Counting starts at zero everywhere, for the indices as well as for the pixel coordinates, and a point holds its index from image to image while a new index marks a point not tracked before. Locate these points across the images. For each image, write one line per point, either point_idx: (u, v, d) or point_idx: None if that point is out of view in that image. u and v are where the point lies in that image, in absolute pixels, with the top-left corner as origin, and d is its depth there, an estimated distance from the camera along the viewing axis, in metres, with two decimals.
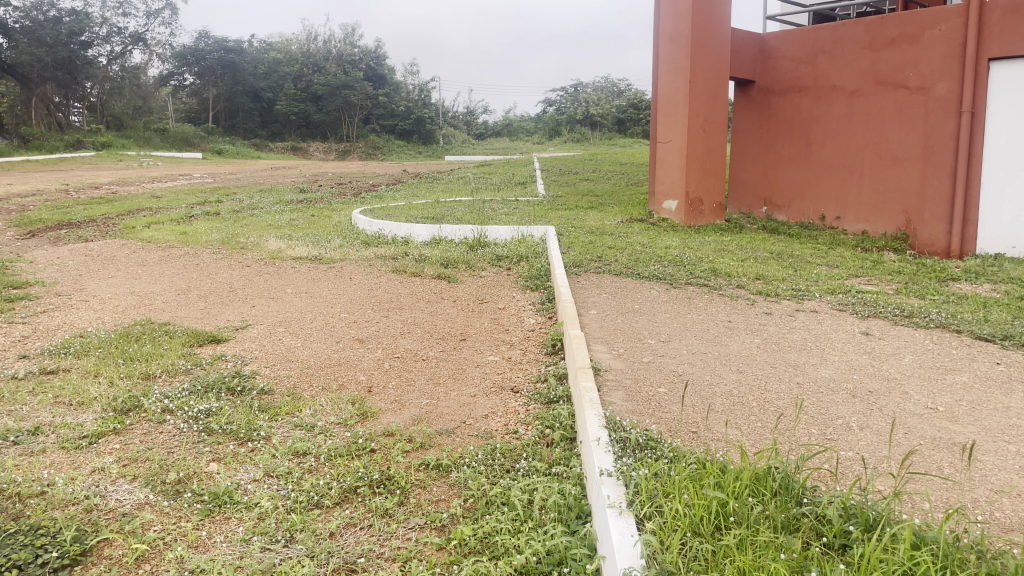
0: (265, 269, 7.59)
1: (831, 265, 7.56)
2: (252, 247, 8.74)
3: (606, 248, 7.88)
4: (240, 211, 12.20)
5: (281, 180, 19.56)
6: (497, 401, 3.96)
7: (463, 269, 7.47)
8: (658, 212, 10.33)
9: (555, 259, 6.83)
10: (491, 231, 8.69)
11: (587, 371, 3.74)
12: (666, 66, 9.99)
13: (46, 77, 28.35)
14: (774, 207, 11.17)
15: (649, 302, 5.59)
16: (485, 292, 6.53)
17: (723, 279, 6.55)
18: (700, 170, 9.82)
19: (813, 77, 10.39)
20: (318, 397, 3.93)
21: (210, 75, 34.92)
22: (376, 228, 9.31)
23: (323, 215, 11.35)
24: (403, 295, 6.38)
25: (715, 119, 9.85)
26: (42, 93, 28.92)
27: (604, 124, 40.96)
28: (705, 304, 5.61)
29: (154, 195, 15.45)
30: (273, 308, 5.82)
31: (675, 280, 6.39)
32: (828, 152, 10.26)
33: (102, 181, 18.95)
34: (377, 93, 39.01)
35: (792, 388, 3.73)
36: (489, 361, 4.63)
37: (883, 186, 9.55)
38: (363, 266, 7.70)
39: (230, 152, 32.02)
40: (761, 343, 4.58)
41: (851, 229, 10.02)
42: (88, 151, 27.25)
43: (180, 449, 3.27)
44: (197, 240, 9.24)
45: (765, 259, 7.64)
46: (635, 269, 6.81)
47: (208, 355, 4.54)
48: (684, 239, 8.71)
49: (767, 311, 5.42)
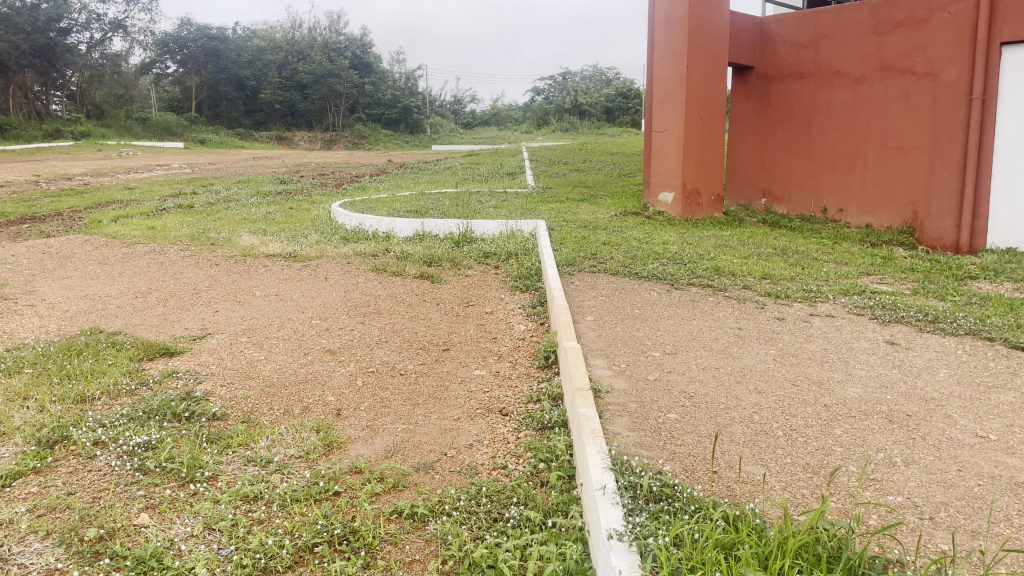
0: (234, 267, 7.07)
1: (839, 262, 7.11)
2: (223, 244, 8.21)
3: (600, 244, 7.40)
4: (216, 204, 11.63)
5: (261, 171, 19.00)
6: (483, 427, 3.47)
7: (448, 268, 6.97)
8: (653, 204, 9.84)
9: (547, 257, 6.35)
10: (477, 226, 8.20)
11: (587, 395, 3.25)
12: (661, 51, 9.48)
13: (23, 65, 27.66)
14: (773, 199, 10.72)
15: (650, 307, 5.11)
16: (471, 293, 6.03)
17: (727, 279, 6.08)
18: (697, 160, 9.34)
19: (815, 63, 9.93)
20: (279, 424, 3.43)
21: (192, 64, 34.15)
22: (356, 222, 8.79)
23: (302, 209, 10.80)
24: (382, 296, 5.88)
25: (712, 107, 9.36)
26: (20, 81, 28.23)
27: (593, 114, 40.48)
28: (710, 308, 5.14)
29: (128, 187, 14.83)
30: (238, 313, 5.31)
31: (676, 280, 5.92)
32: (830, 142, 9.80)
33: (76, 172, 18.29)
34: (362, 82, 38.34)
35: (820, 414, 3.26)
36: (474, 377, 4.14)
37: (888, 177, 9.10)
38: (340, 265, 7.19)
39: (213, 141, 31.30)
40: (778, 355, 4.12)
41: (854, 222, 9.58)
42: (66, 141, 26.54)
43: (108, 493, 2.78)
44: (165, 235, 8.70)
45: (769, 256, 7.19)
46: (632, 268, 6.33)
47: (157, 371, 4.04)
48: (683, 234, 8.23)
49: (778, 316, 4.96)
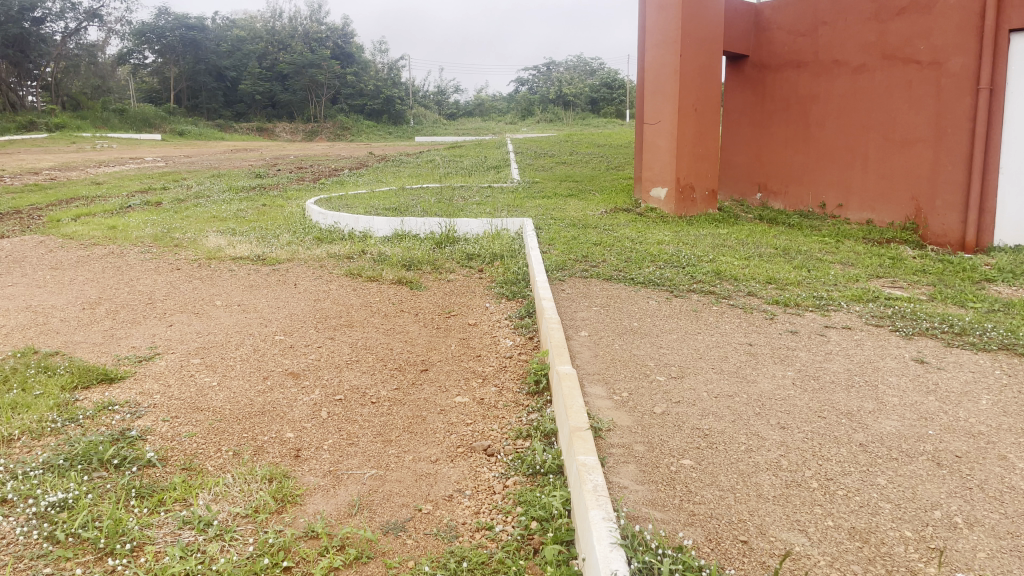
0: (196, 272, 6.53)
1: (846, 263, 6.67)
2: (188, 245, 7.67)
3: (591, 245, 6.92)
4: (185, 200, 11.04)
5: (238, 164, 18.34)
6: (464, 472, 2.98)
7: (428, 272, 6.47)
8: (645, 200, 9.35)
9: (535, 260, 5.87)
10: (460, 224, 7.70)
11: (586, 437, 2.77)
12: (653, 39, 8.99)
13: None
14: (769, 193, 10.27)
15: (649, 318, 4.64)
16: (452, 302, 5.53)
17: (730, 284, 5.62)
18: (691, 154, 8.86)
19: (813, 52, 9.48)
20: (225, 471, 2.93)
21: (170, 54, 33.35)
22: (331, 221, 8.26)
23: (276, 205, 10.25)
24: (354, 306, 5.37)
25: (706, 98, 8.88)
26: None
27: (577, 104, 40.12)
28: (715, 319, 4.67)
29: (95, 182, 14.19)
30: (194, 328, 4.80)
31: (675, 286, 5.45)
32: (829, 134, 9.36)
33: (44, 166, 17.61)
34: (344, 72, 37.60)
35: (857, 458, 2.79)
36: (455, 405, 3.65)
37: (890, 171, 8.67)
38: (311, 269, 6.67)
39: (192, 133, 30.54)
40: (796, 378, 3.66)
41: (854, 218, 9.14)
42: (40, 134, 25.76)
43: (6, 572, 2.28)
44: (127, 236, 8.14)
45: (771, 256, 6.73)
46: (627, 272, 5.85)
47: (91, 403, 3.53)
48: (678, 233, 7.77)
49: (791, 329, 4.50)
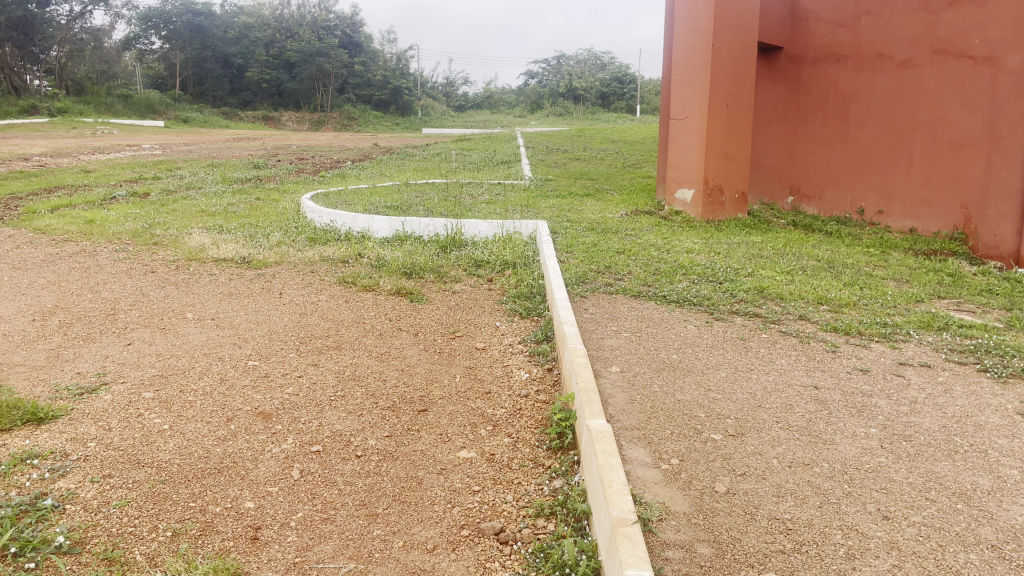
0: (172, 277, 5.85)
1: (899, 279, 5.95)
2: (169, 244, 6.98)
3: (613, 253, 6.21)
4: (174, 192, 10.35)
5: (237, 154, 17.67)
6: (469, 569, 2.28)
7: (431, 281, 5.77)
8: (669, 202, 8.62)
9: (552, 271, 5.17)
10: (468, 226, 6.99)
11: (633, 535, 2.04)
12: (682, 26, 8.25)
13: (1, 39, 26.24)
14: (801, 197, 9.52)
15: (690, 348, 3.93)
16: (457, 319, 4.83)
17: (776, 305, 4.91)
18: (720, 153, 8.12)
19: (854, 45, 8.72)
20: (156, 565, 2.23)
21: (178, 40, 32.71)
22: (327, 219, 7.56)
23: (270, 200, 9.57)
24: (346, 323, 4.68)
25: (739, 92, 8.14)
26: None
27: (587, 98, 39.44)
28: (768, 352, 3.96)
29: (86, 170, 13.50)
30: (155, 348, 4.10)
31: (713, 306, 4.75)
32: (869, 134, 8.61)
33: (36, 152, 16.93)
34: (353, 62, 36.86)
35: (996, 570, 2.08)
36: (459, 462, 2.95)
37: (936, 175, 7.92)
38: (300, 274, 5.98)
39: (197, 121, 29.89)
40: (883, 438, 2.95)
41: (895, 225, 8.39)
42: (42, 118, 25.16)
43: None
44: (104, 231, 7.46)
45: (815, 270, 6.02)
46: (657, 288, 5.14)
47: (6, 453, 2.84)
48: (707, 240, 7.06)
49: (859, 366, 3.79)
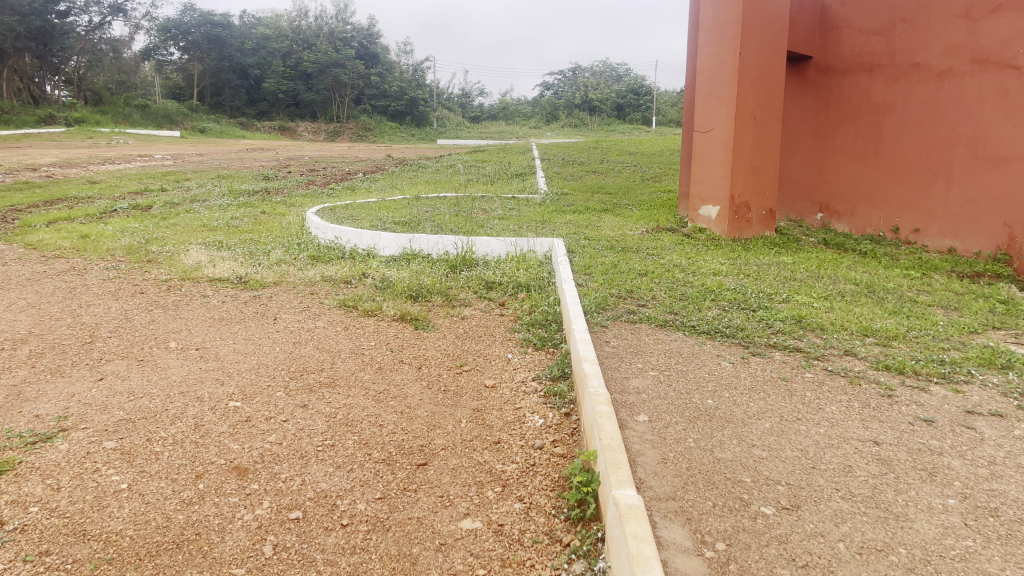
0: (161, 298, 5.45)
1: (948, 307, 5.47)
2: (163, 261, 6.59)
3: (635, 275, 5.77)
4: (178, 205, 10.00)
5: (248, 165, 17.36)
6: None
7: (438, 305, 5.35)
8: (693, 219, 8.16)
9: (569, 296, 4.73)
10: (479, 244, 6.56)
11: None
12: (709, 34, 7.80)
13: (20, 49, 26.19)
14: (831, 214, 9.02)
15: (726, 391, 3.47)
16: (465, 350, 4.40)
17: (817, 337, 4.44)
18: (748, 168, 7.65)
19: (889, 54, 8.23)
20: None
21: (195, 50, 32.62)
22: (332, 235, 7.16)
23: (275, 214, 9.19)
24: (343, 354, 4.26)
25: (768, 103, 7.68)
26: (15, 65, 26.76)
27: (603, 110, 39.09)
28: (816, 396, 3.49)
29: (92, 181, 13.21)
30: (128, 384, 3.69)
31: (748, 339, 4.29)
32: (905, 148, 8.11)
33: (45, 162, 16.66)
34: (369, 72, 36.63)
35: None
36: (462, 536, 2.50)
37: (978, 192, 7.40)
38: (299, 296, 5.57)
39: (212, 130, 29.71)
40: (964, 512, 2.48)
41: (933, 245, 7.88)
42: (58, 128, 25.06)
43: None
44: (97, 247, 7.09)
45: (855, 296, 5.55)
46: (684, 316, 4.68)
47: None
48: (734, 261, 6.60)
49: (921, 414, 3.32)
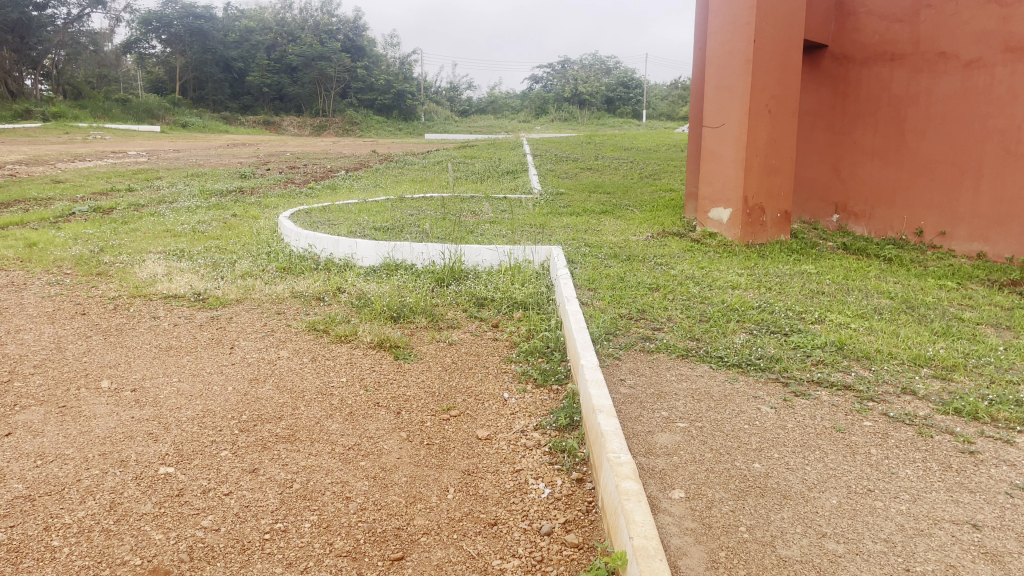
0: (104, 321, 4.76)
1: (999, 324, 4.85)
2: (114, 274, 5.88)
3: (645, 289, 5.12)
4: (143, 207, 9.27)
5: (226, 162, 16.60)
6: None
7: (422, 327, 4.68)
8: (701, 223, 7.52)
9: (574, 320, 4.07)
10: (469, 253, 5.89)
11: None
12: (719, 20, 7.14)
13: None
14: (847, 215, 8.39)
15: (774, 450, 2.82)
16: (453, 387, 3.74)
17: (865, 369, 3.80)
18: (762, 167, 7.02)
19: (912, 42, 7.60)
20: None
21: (178, 44, 31.75)
22: (304, 243, 6.47)
23: (247, 217, 8.48)
24: (307, 395, 3.59)
25: (784, 96, 7.04)
26: None
27: (593, 103, 38.49)
28: (883, 455, 2.85)
29: (57, 181, 12.44)
30: (35, 443, 3.00)
31: (786, 373, 3.64)
32: (929, 144, 7.49)
33: (13, 160, 15.84)
34: (355, 65, 35.79)
35: None
36: None
37: (1011, 191, 6.80)
38: (263, 316, 4.89)
39: (196, 125, 28.92)
40: None
41: (960, 249, 7.27)
42: (35, 122, 24.20)
43: None
44: (43, 258, 6.37)
45: (894, 313, 4.91)
46: (708, 344, 4.03)
47: None
48: (751, 270, 5.96)
49: (1020, 481, 2.68)
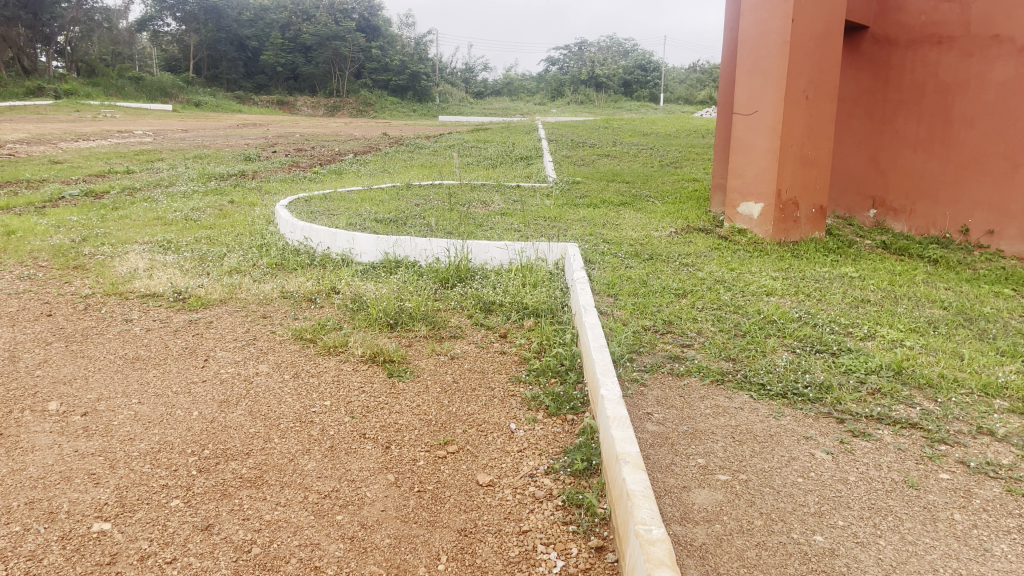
0: (71, 324, 4.29)
1: None
2: (92, 268, 5.41)
3: (670, 296, 4.60)
4: (137, 192, 8.79)
5: (232, 143, 16.10)
6: None
7: (421, 337, 4.19)
8: (729, 218, 6.97)
9: (594, 335, 3.55)
10: (477, 250, 5.40)
11: None
12: None
13: (8, 18, 24.90)
14: (886, 210, 7.81)
15: (837, 517, 2.31)
16: (453, 414, 3.25)
17: (929, 401, 3.28)
18: (798, 158, 6.46)
19: (962, 24, 6.97)
20: None
21: (192, 21, 31.23)
22: (300, 236, 5.98)
23: (244, 205, 7.98)
24: (283, 424, 3.10)
25: (823, 81, 6.45)
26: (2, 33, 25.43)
27: (610, 86, 37.72)
28: (971, 523, 2.33)
29: (55, 161, 11.98)
30: None
31: (840, 407, 3.12)
32: (978, 135, 6.89)
33: (14, 139, 15.38)
34: (370, 46, 35.14)
35: None
36: None
37: None
38: (247, 321, 4.41)
39: (209, 104, 28.45)
40: None
41: (1011, 250, 6.70)
42: (46, 99, 23.80)
43: None
44: (20, 248, 5.92)
45: (952, 327, 4.37)
46: (746, 366, 3.51)
47: None
48: (787, 273, 5.43)
49: None
